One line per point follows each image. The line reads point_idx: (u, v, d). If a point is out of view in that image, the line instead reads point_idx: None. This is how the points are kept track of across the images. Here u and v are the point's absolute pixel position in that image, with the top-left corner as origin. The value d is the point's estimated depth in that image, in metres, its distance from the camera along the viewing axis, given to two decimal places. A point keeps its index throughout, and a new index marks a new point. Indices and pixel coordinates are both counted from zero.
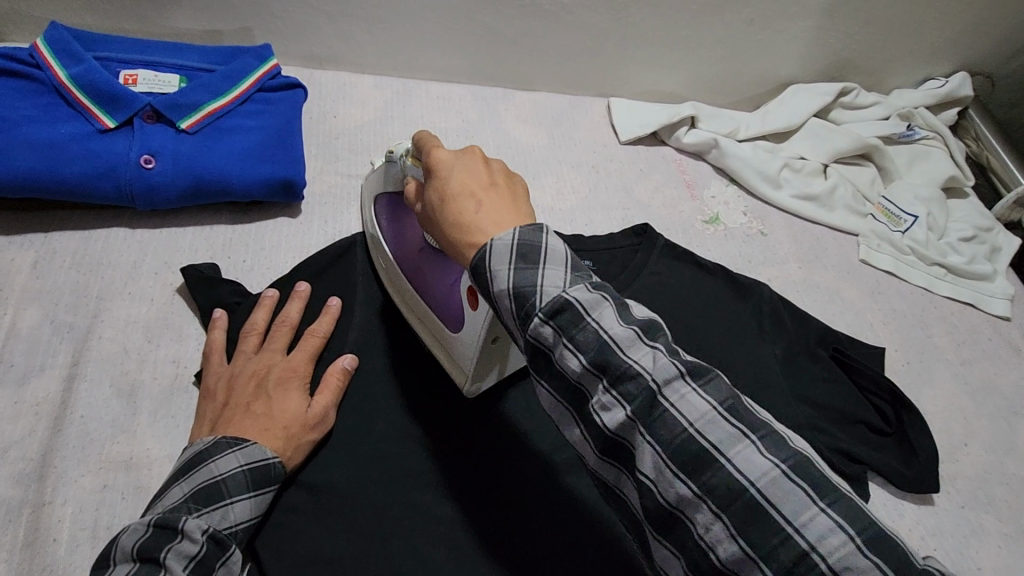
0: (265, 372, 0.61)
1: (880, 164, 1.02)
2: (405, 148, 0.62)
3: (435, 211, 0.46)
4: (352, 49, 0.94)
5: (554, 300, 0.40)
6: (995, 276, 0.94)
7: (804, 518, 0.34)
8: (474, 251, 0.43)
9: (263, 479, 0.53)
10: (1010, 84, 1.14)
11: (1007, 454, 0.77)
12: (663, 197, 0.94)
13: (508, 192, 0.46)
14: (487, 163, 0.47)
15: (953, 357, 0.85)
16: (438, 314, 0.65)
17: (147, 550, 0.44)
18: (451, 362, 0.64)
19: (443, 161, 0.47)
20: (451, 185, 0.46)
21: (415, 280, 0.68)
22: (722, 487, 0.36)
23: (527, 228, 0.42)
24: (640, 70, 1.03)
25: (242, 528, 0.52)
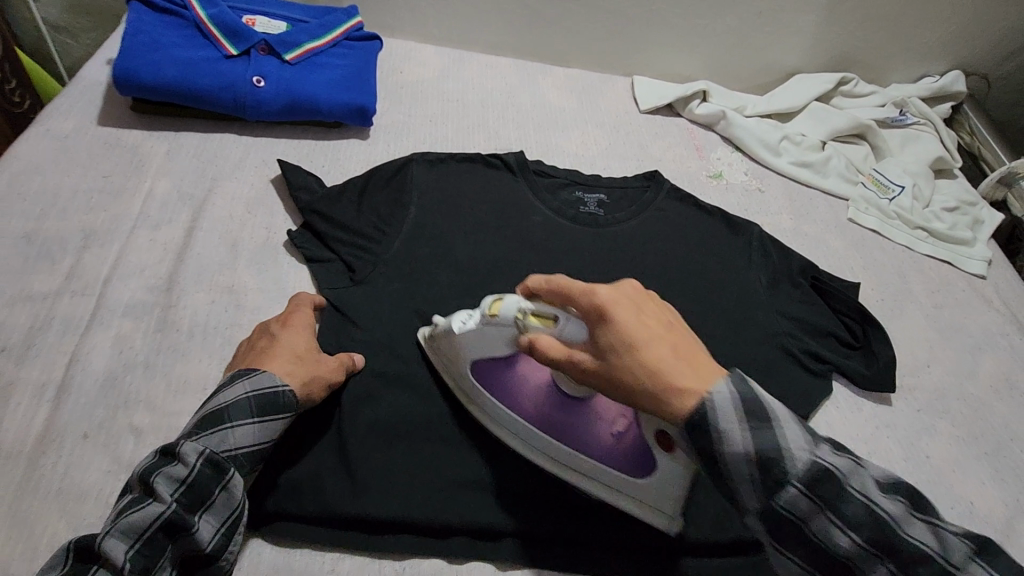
0: (262, 329, 0.68)
1: (874, 143, 1.15)
2: (516, 307, 0.58)
3: (623, 357, 0.49)
4: (419, 21, 1.14)
5: (731, 408, 0.47)
6: (975, 242, 1.04)
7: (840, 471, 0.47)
8: (692, 406, 0.47)
9: (267, 406, 0.59)
10: (1004, 86, 1.25)
11: (967, 378, 0.86)
12: (674, 154, 1.09)
13: (694, 346, 0.51)
14: (637, 291, 0.53)
15: (925, 301, 0.95)
16: (601, 459, 0.65)
17: (146, 473, 0.53)
18: (614, 487, 0.65)
19: (615, 294, 0.52)
20: (636, 333, 0.49)
21: (561, 432, 0.66)
22: (807, 442, 0.47)
23: (734, 380, 0.48)
24: (661, 53, 1.19)
25: (242, 453, 0.57)
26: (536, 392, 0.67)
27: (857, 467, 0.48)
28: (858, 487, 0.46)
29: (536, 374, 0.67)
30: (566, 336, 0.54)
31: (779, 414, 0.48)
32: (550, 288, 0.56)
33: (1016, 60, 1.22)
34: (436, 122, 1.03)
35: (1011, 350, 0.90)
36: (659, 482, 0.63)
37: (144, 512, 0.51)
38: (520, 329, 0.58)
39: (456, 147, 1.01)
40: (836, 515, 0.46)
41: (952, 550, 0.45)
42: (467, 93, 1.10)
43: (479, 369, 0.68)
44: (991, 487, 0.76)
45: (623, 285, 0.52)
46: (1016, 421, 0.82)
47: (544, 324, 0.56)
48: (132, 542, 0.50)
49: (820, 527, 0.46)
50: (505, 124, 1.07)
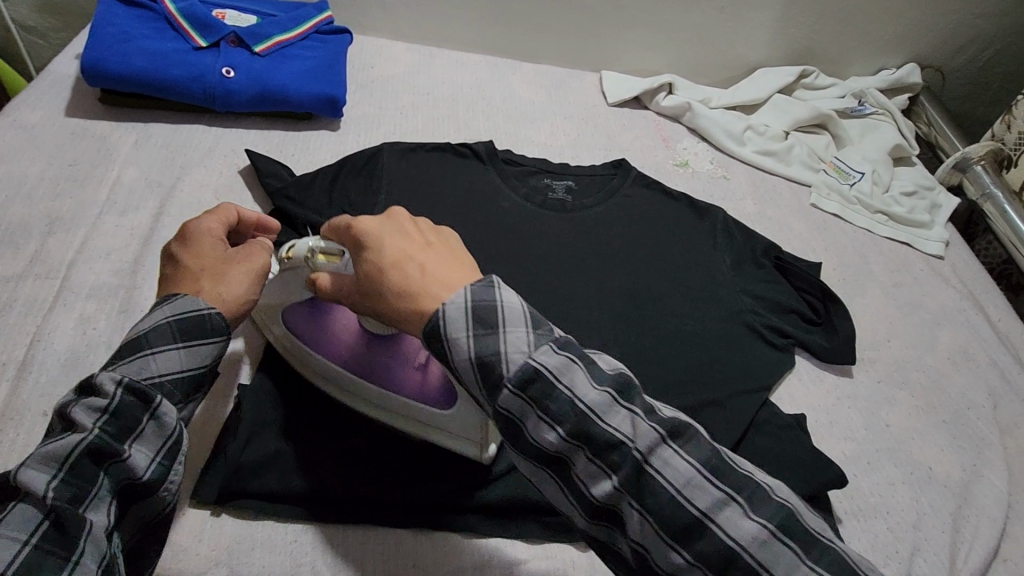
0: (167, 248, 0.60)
1: (834, 133, 1.18)
2: (305, 246, 0.61)
3: (384, 274, 0.52)
4: (391, 19, 1.16)
5: (478, 320, 0.49)
6: (933, 225, 1.07)
7: (672, 471, 0.46)
8: (424, 321, 0.50)
9: (195, 328, 0.53)
10: (958, 78, 1.30)
11: (926, 351, 0.88)
12: (641, 144, 1.12)
13: (446, 249, 0.55)
14: (413, 221, 0.56)
15: (886, 280, 0.98)
16: (398, 391, 0.66)
17: (65, 406, 0.47)
18: (434, 428, 0.66)
19: (373, 224, 0.54)
20: (388, 254, 0.53)
21: (377, 373, 0.67)
22: (659, 497, 0.45)
23: (483, 285, 0.50)
24: (629, 49, 1.22)
25: (169, 379, 0.52)
26: (322, 342, 0.68)
27: (768, 536, 0.44)
28: (658, 469, 0.46)
29: (354, 324, 0.70)
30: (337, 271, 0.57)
31: (598, 398, 0.47)
32: (331, 232, 0.57)
33: (967, 53, 1.26)
34: (407, 114, 1.05)
35: (969, 325, 0.93)
36: (461, 411, 0.64)
37: (63, 443, 0.45)
38: (312, 268, 0.60)
39: (427, 137, 1.02)
40: (637, 500, 0.46)
41: (766, 552, 0.44)
42: (439, 87, 1.12)
43: (289, 315, 0.69)
44: (950, 453, 0.77)
45: (383, 215, 0.56)
46: (974, 390, 0.85)
47: (333, 260, 0.59)
48: (54, 472, 0.43)
49: (622, 508, 0.47)
50: (475, 116, 1.09)
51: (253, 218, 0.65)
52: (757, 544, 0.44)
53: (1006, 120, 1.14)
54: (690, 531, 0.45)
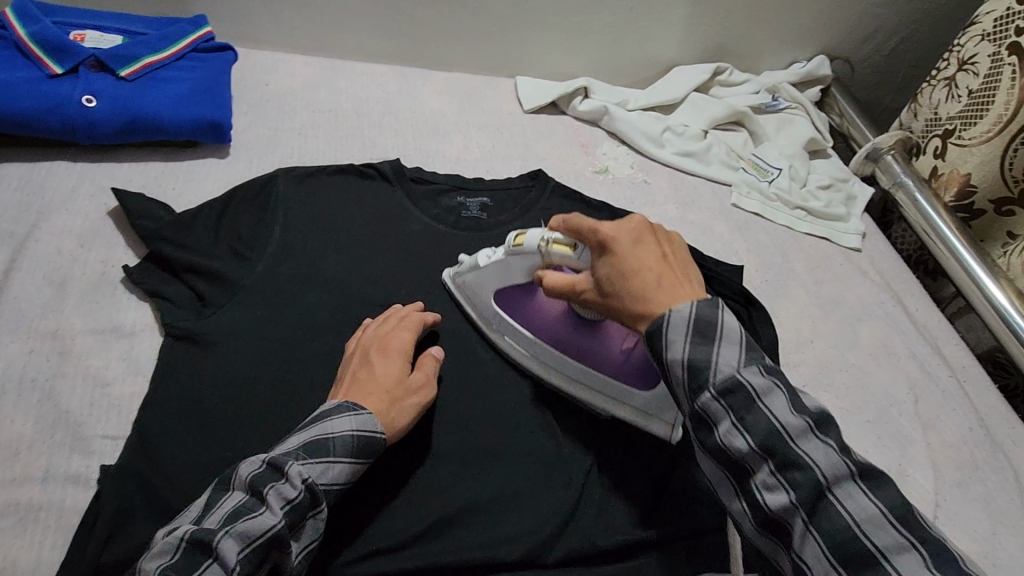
0: (369, 347, 0.71)
1: (751, 129, 1.18)
2: (538, 238, 0.69)
3: (614, 287, 0.61)
4: (286, 32, 1.08)
5: (683, 328, 0.56)
6: (849, 217, 1.08)
7: (856, 506, 0.50)
8: (647, 324, 0.59)
9: (365, 446, 0.62)
10: (867, 67, 1.32)
11: (848, 349, 0.88)
12: (559, 153, 1.09)
13: (682, 270, 0.63)
14: (649, 229, 0.64)
15: (807, 278, 0.98)
16: (611, 376, 0.73)
17: (257, 483, 0.56)
18: (643, 414, 0.73)
19: (617, 230, 0.63)
20: (628, 265, 0.61)
21: (580, 353, 0.75)
22: (779, 463, 0.52)
23: (701, 304, 0.57)
24: (542, 52, 1.18)
25: (335, 489, 0.60)
26: (528, 304, 0.77)
27: (852, 489, 0.51)
28: (839, 497, 0.50)
29: (545, 306, 0.77)
30: (574, 262, 0.66)
31: (794, 423, 0.53)
32: (566, 226, 0.66)
33: (873, 42, 1.28)
34: (306, 135, 0.98)
35: (888, 318, 0.93)
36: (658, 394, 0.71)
37: (255, 521, 0.54)
38: (544, 255, 0.68)
39: (328, 159, 0.96)
40: (752, 441, 0.53)
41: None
42: (342, 102, 1.05)
43: (500, 297, 0.78)
44: (874, 455, 0.77)
45: (624, 220, 0.64)
46: (895, 386, 0.85)
47: (566, 251, 0.66)
48: (241, 547, 0.53)
49: (794, 519, 0.51)
50: (382, 133, 1.03)
51: (417, 322, 0.75)
52: (847, 500, 0.50)
53: (913, 107, 1.14)
54: (864, 564, 0.48)
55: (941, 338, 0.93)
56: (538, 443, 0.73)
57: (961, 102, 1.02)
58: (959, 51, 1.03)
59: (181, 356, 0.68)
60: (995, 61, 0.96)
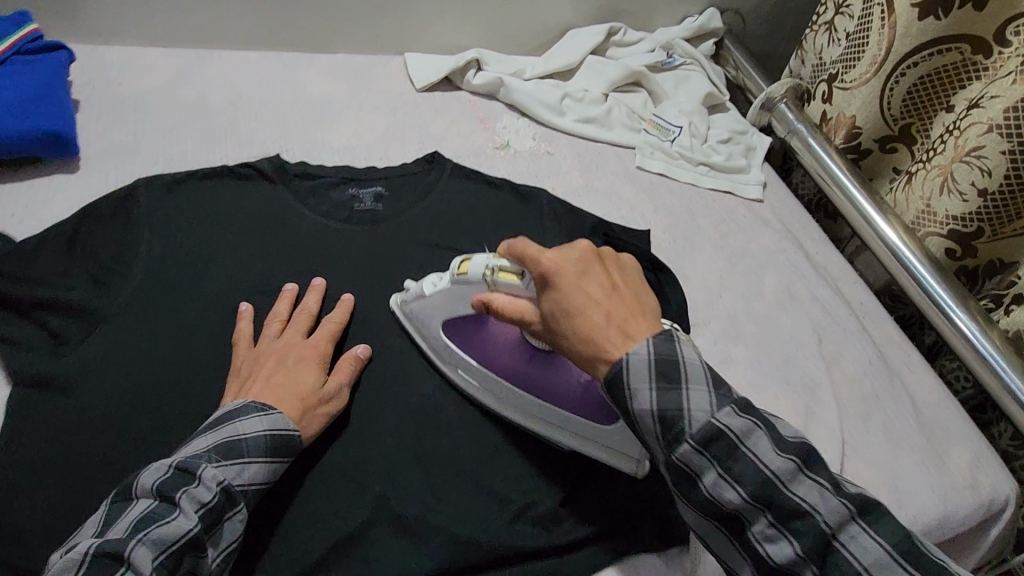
0: (285, 352, 0.70)
1: (650, 89, 1.17)
2: (482, 266, 0.66)
3: (559, 323, 0.60)
4: (136, 23, 0.97)
5: (704, 458, 0.54)
6: (749, 168, 1.10)
7: (804, 491, 0.53)
8: (608, 369, 0.57)
9: (280, 446, 0.62)
10: (756, 17, 1.33)
11: (756, 300, 0.90)
12: (456, 131, 1.04)
13: (636, 298, 0.61)
14: (597, 252, 0.63)
15: (714, 234, 0.99)
16: (558, 407, 0.71)
17: (167, 489, 0.54)
18: (610, 450, 0.70)
19: (560, 258, 0.61)
20: (574, 301, 0.59)
21: (538, 387, 0.71)
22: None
23: (660, 340, 0.57)
24: (429, 25, 1.12)
25: (252, 489, 0.60)
26: (490, 349, 0.73)
27: None
28: (749, 447, 0.54)
29: (511, 336, 0.73)
30: (525, 291, 0.64)
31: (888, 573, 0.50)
32: (513, 252, 0.64)
33: None
34: (171, 137, 0.88)
35: (792, 263, 0.95)
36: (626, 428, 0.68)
37: (169, 526, 0.52)
38: (489, 284, 0.66)
39: (199, 162, 0.87)
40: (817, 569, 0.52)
41: (829, 512, 0.52)
42: (210, 96, 0.96)
43: (450, 327, 0.74)
44: (785, 401, 0.79)
45: (575, 246, 0.62)
46: (801, 329, 0.87)
47: (512, 280, 0.64)
48: (157, 554, 0.51)
49: (711, 480, 0.54)
50: (259, 126, 0.95)
51: (340, 323, 0.75)
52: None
53: (800, 55, 1.16)
54: None
55: (842, 278, 0.96)
56: (453, 438, 0.71)
57: (841, 45, 1.04)
58: None
59: (44, 403, 0.64)
60: (866, 3, 0.98)
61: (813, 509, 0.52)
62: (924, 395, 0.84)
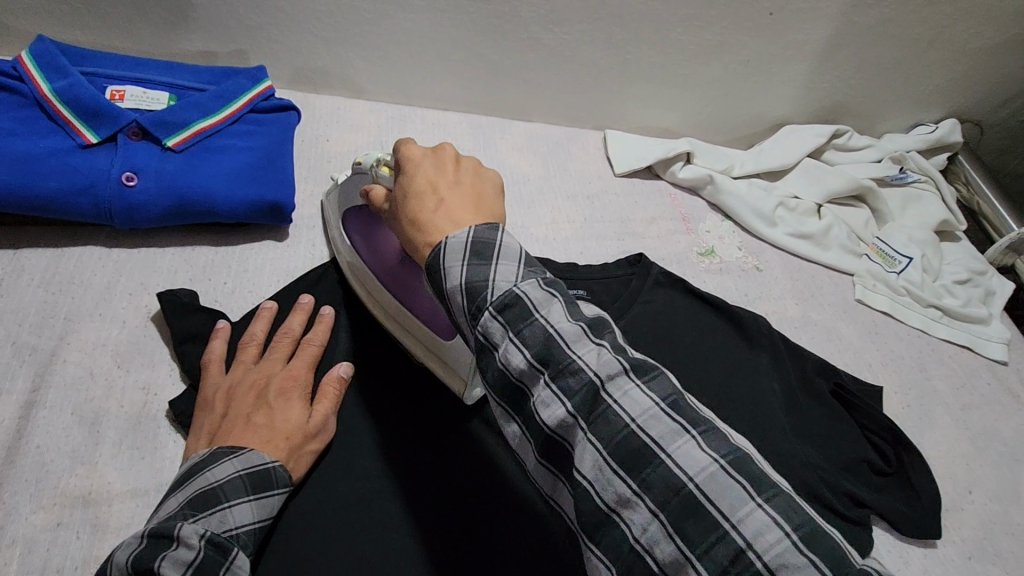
0: (264, 383, 0.60)
1: (874, 206, 1.03)
2: (373, 158, 0.61)
3: (401, 203, 0.51)
4: (349, 76, 0.94)
5: (485, 252, 0.44)
6: (991, 319, 0.93)
7: (632, 404, 0.39)
8: (427, 252, 0.47)
9: (261, 483, 0.52)
10: (997, 133, 1.15)
11: (1010, 504, 0.75)
12: (658, 229, 0.94)
13: (475, 183, 0.51)
14: (457, 160, 0.52)
15: (953, 402, 0.83)
16: (424, 321, 0.65)
17: (140, 562, 0.43)
18: (442, 367, 0.65)
19: (414, 154, 0.52)
20: (415, 183, 0.50)
21: (396, 286, 0.66)
22: (607, 434, 0.39)
23: (479, 227, 0.46)
24: (636, 105, 1.03)
25: (246, 534, 0.49)
26: (367, 242, 0.68)
27: (689, 447, 0.38)
28: (612, 393, 0.39)
29: (394, 244, 0.66)
30: (388, 187, 0.56)
31: (649, 416, 0.39)
32: (399, 159, 0.53)
33: (1010, 107, 1.11)
34: None
35: None
36: (457, 345, 0.62)
37: None
38: (375, 178, 0.60)
39: None
40: (583, 420, 0.40)
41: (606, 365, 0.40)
42: None
43: (352, 215, 0.70)
44: None
45: (432, 147, 0.53)
46: None
47: (388, 173, 0.57)
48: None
49: (568, 432, 0.40)
50: None
51: (316, 343, 0.65)
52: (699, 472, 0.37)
53: None
54: (638, 465, 0.38)
55: None
56: None
57: None
58: None
59: None
60: None
61: (626, 414, 0.39)
62: None
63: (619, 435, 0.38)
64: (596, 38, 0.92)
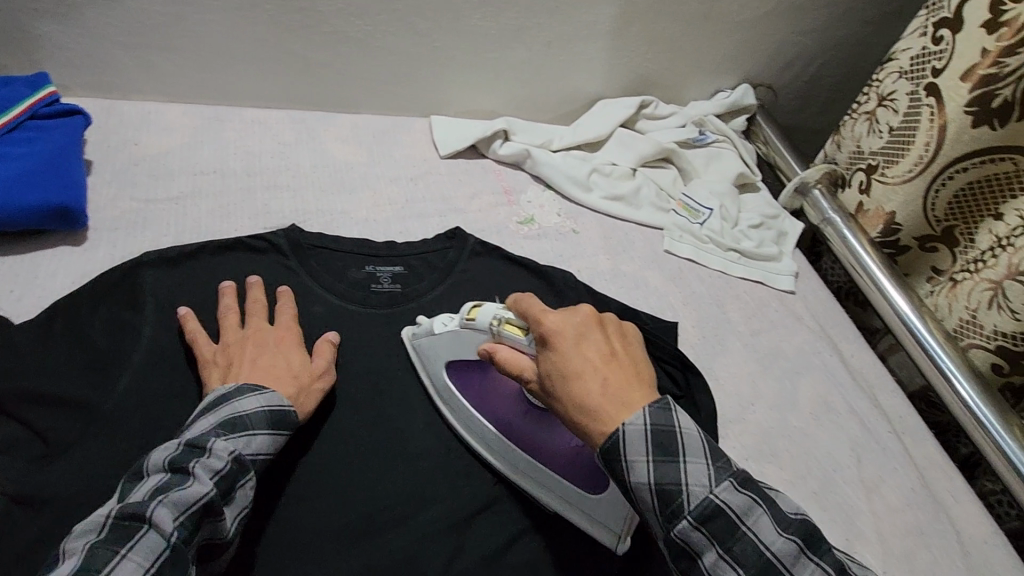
0: (259, 340, 0.71)
1: (680, 166, 1.13)
2: (491, 315, 0.69)
3: (555, 383, 0.59)
4: (157, 80, 0.94)
5: (642, 448, 0.54)
6: (782, 255, 1.05)
7: (698, 480, 0.54)
8: (606, 434, 0.56)
9: (278, 420, 0.63)
10: (789, 93, 1.30)
11: (787, 409, 0.86)
12: (479, 204, 1.00)
13: (630, 357, 0.61)
14: (602, 323, 0.62)
15: (743, 330, 0.94)
16: (563, 475, 0.71)
17: (179, 461, 0.54)
18: (569, 505, 0.70)
19: (561, 323, 0.61)
20: (571, 367, 0.59)
21: (526, 441, 0.73)
22: (723, 534, 0.51)
23: (654, 412, 0.56)
24: (457, 91, 1.09)
25: (260, 460, 0.61)
26: (473, 392, 0.75)
27: (807, 561, 0.52)
28: (750, 526, 0.52)
29: (511, 389, 0.76)
30: (525, 351, 0.65)
31: (737, 499, 0.53)
32: (518, 309, 0.66)
33: (794, 70, 1.25)
34: (184, 204, 0.85)
35: (825, 369, 0.91)
36: (607, 499, 0.68)
37: (190, 490, 0.52)
38: (494, 333, 0.68)
39: (212, 232, 0.83)
40: (705, 527, 0.52)
41: (695, 476, 0.54)
42: (227, 160, 0.93)
43: (452, 369, 0.76)
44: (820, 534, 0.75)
45: (568, 314, 0.62)
46: (839, 448, 0.83)
47: (516, 333, 0.66)
48: (177, 515, 0.51)
49: (697, 542, 0.52)
50: (278, 195, 0.91)
51: (286, 309, 0.76)
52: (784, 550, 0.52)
53: (836, 139, 1.11)
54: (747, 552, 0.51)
55: (878, 387, 0.92)
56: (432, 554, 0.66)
57: (883, 137, 1.00)
58: (878, 87, 1.01)
59: (25, 524, 0.58)
60: (913, 100, 0.94)
61: (716, 496, 0.53)
62: (970, 529, 0.78)
63: (734, 538, 0.51)
64: (400, 28, 0.97)
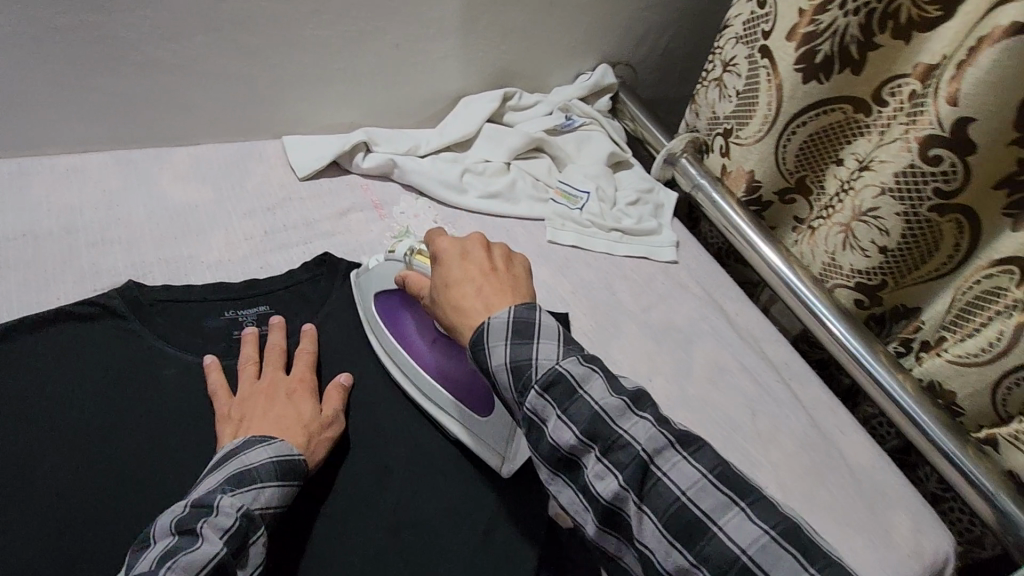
0: (273, 390, 0.71)
1: (553, 154, 1.13)
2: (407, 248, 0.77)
3: (440, 295, 0.66)
4: None
5: (503, 331, 0.58)
6: (661, 228, 1.07)
7: (678, 475, 0.51)
8: (472, 333, 0.60)
9: (289, 471, 0.62)
10: (646, 67, 1.33)
11: (684, 378, 0.88)
12: (348, 224, 0.95)
13: (514, 274, 0.66)
14: (490, 248, 0.68)
15: (633, 308, 0.96)
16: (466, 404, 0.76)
17: (185, 523, 0.53)
18: (465, 430, 0.75)
19: (453, 245, 0.68)
20: (454, 275, 0.65)
21: (436, 366, 0.77)
22: (625, 462, 0.52)
23: (521, 310, 0.60)
24: (307, 106, 1.02)
25: (271, 513, 0.60)
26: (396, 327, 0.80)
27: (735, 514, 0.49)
28: (623, 427, 0.53)
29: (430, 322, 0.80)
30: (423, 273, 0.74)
31: (650, 444, 0.52)
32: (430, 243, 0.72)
33: (647, 45, 1.28)
34: None
35: (714, 332, 0.94)
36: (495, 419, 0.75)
37: (197, 553, 0.51)
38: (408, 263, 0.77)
39: (28, 308, 0.74)
40: (600, 451, 0.53)
41: (645, 436, 0.53)
42: (41, 221, 0.81)
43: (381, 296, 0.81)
44: None
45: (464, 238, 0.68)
46: (735, 407, 0.86)
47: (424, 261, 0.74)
48: None
49: (586, 461, 0.53)
50: (109, 250, 0.81)
51: (308, 350, 0.76)
52: (696, 488, 0.50)
53: (694, 108, 1.15)
54: (650, 485, 0.51)
55: (763, 340, 0.96)
56: None
57: (732, 101, 1.04)
58: (721, 54, 1.04)
59: None
60: (751, 62, 0.97)
61: (634, 441, 0.52)
62: (859, 458, 0.84)
63: (670, 505, 0.50)
64: (224, 46, 0.88)
